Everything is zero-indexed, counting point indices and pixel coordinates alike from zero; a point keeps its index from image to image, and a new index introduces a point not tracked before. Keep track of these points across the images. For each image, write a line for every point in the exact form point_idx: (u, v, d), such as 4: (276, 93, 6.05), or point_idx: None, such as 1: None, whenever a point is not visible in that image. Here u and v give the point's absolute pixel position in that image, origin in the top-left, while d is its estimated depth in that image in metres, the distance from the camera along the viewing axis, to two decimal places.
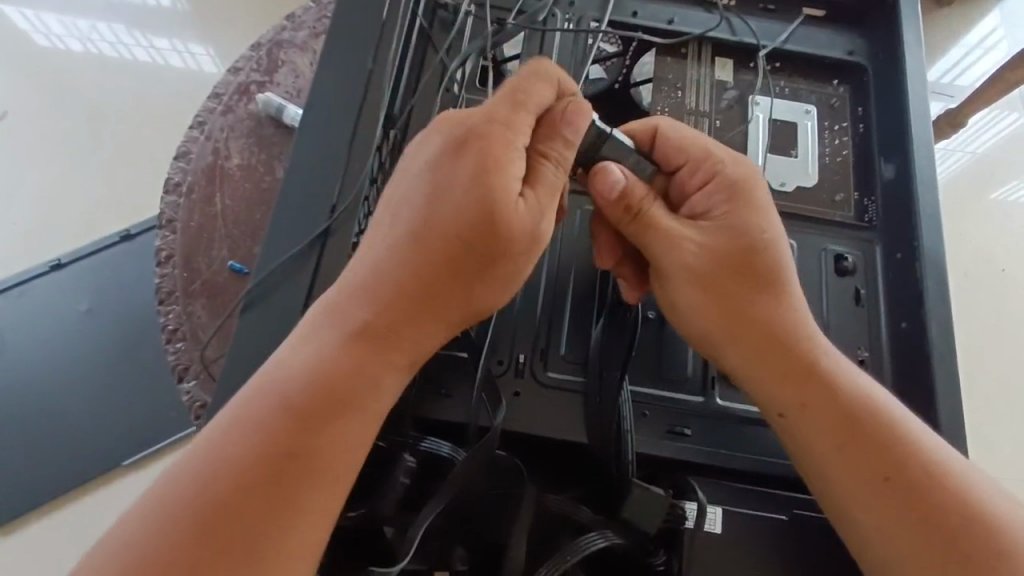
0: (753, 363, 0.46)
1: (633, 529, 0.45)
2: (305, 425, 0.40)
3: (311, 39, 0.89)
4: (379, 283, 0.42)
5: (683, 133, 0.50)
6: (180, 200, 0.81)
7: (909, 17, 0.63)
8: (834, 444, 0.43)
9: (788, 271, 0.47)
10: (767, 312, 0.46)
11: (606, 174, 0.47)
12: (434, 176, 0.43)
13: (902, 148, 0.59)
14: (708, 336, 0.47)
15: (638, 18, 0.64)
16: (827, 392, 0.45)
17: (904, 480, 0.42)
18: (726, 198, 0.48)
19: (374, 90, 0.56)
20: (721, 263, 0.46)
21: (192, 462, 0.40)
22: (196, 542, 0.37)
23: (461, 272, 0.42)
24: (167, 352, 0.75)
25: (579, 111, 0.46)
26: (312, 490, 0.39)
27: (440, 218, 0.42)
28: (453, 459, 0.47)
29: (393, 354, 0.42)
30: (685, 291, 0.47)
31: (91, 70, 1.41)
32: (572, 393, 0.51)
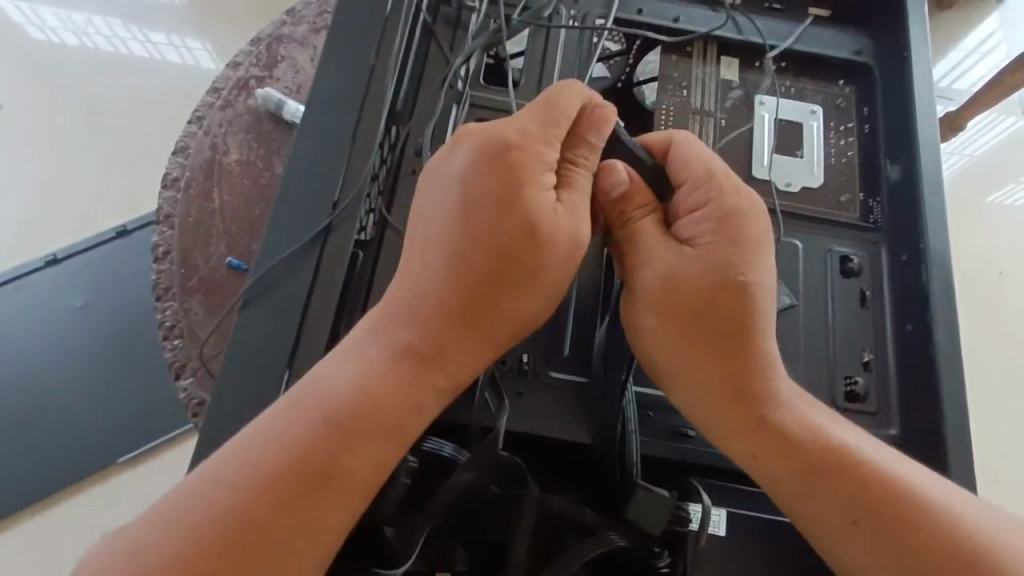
0: (718, 407, 0.45)
1: (638, 531, 0.45)
2: (341, 442, 0.40)
3: (311, 34, 0.89)
4: (423, 302, 0.43)
5: (694, 150, 0.48)
6: (178, 195, 0.80)
7: (916, 17, 0.62)
8: (802, 486, 0.43)
9: (768, 307, 0.45)
10: (739, 355, 0.44)
11: (613, 171, 0.47)
12: (471, 188, 0.43)
13: (908, 149, 0.58)
14: (676, 376, 0.45)
15: (644, 16, 0.63)
16: (791, 434, 0.44)
17: (872, 523, 0.42)
18: (711, 229, 0.46)
19: (377, 85, 0.56)
20: (693, 298, 0.44)
21: (224, 468, 0.40)
22: (226, 552, 0.38)
23: (505, 291, 0.42)
24: (164, 349, 0.74)
25: (604, 117, 0.46)
26: (340, 507, 0.40)
27: (480, 236, 0.42)
28: (455, 459, 0.47)
29: (433, 373, 0.42)
30: (651, 327, 0.45)
31: (87, 64, 1.40)
32: (576, 394, 0.51)
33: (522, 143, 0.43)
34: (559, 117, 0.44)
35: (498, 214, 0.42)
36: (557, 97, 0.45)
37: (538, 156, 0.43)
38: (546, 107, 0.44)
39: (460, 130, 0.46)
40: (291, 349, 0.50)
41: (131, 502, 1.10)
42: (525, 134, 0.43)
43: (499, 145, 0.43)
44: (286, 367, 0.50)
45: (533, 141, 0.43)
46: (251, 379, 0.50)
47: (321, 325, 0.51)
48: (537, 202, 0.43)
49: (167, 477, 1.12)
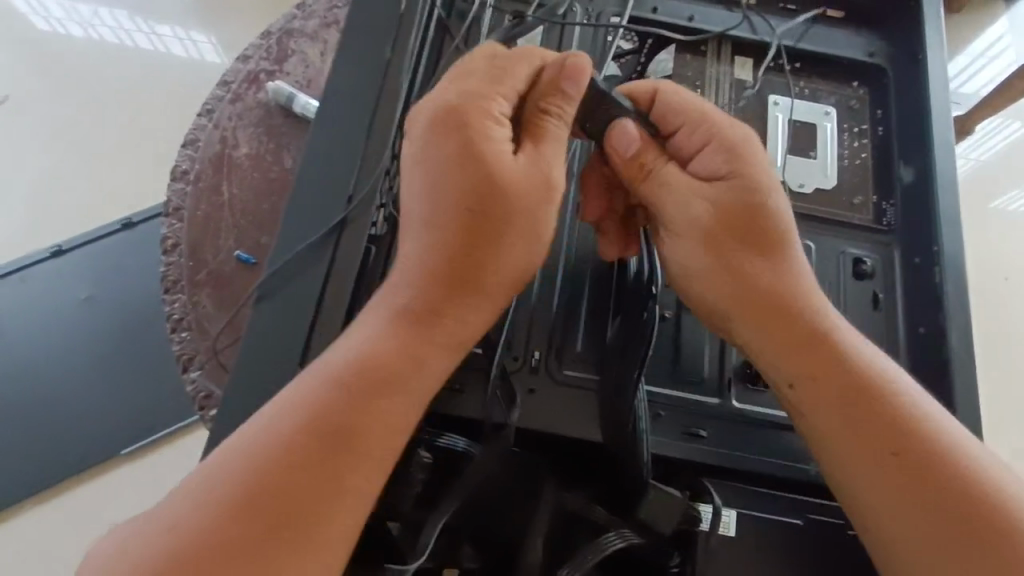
0: (760, 331, 0.45)
1: (651, 531, 0.45)
2: (354, 405, 0.40)
3: (322, 29, 0.88)
4: (412, 268, 0.43)
5: (683, 96, 0.50)
6: (187, 188, 0.80)
7: (932, 20, 0.62)
8: (839, 413, 0.43)
9: (793, 238, 0.47)
10: (772, 278, 0.46)
11: (623, 130, 0.48)
12: (432, 161, 0.44)
13: (922, 152, 0.58)
14: (719, 302, 0.46)
15: (658, 15, 0.63)
16: (836, 363, 0.44)
17: (913, 452, 0.41)
18: (728, 160, 0.48)
19: (391, 80, 0.56)
20: (727, 226, 0.46)
21: (237, 447, 0.39)
22: (244, 528, 0.37)
23: (489, 242, 0.43)
24: (172, 342, 0.74)
25: (578, 65, 0.47)
26: (361, 468, 0.39)
27: (462, 196, 0.43)
28: (469, 453, 0.47)
29: (433, 330, 0.42)
30: (692, 256, 0.47)
31: (95, 55, 1.39)
32: (588, 391, 0.51)
33: (466, 103, 0.45)
34: (506, 77, 0.47)
35: (480, 172, 0.43)
36: (500, 60, 0.47)
37: (484, 110, 0.45)
38: (488, 66, 0.47)
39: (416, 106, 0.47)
40: (304, 343, 0.50)
41: (133, 494, 1.10)
42: (467, 93, 0.45)
43: (448, 107, 0.44)
44: (299, 359, 0.50)
45: (473, 100, 0.45)
46: (263, 373, 0.50)
47: (335, 319, 0.51)
48: (493, 149, 0.44)
49: (170, 469, 1.12)
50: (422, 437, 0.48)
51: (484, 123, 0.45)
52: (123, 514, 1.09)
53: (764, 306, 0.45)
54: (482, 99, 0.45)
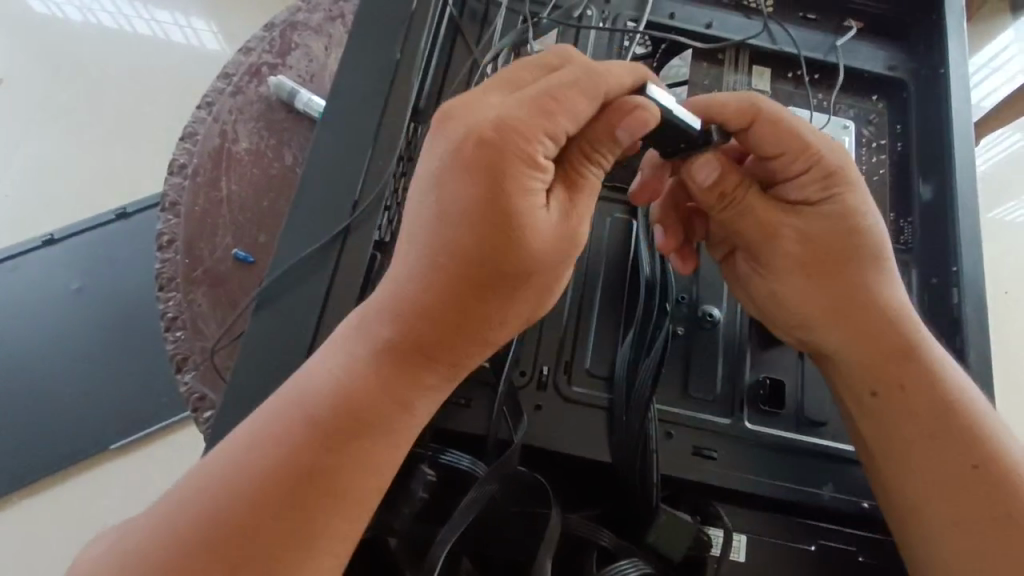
0: (849, 344, 0.46)
1: (659, 556, 0.45)
2: (331, 442, 0.38)
3: (327, 23, 0.86)
4: (404, 307, 0.39)
5: (783, 114, 0.47)
6: (185, 182, 0.78)
7: (955, 32, 0.61)
8: (924, 428, 0.44)
9: (886, 259, 0.48)
10: (865, 301, 0.46)
11: (705, 163, 0.46)
12: (434, 191, 0.39)
13: (941, 169, 0.57)
14: (807, 316, 0.47)
15: (676, 20, 0.62)
16: (923, 380, 0.45)
17: (991, 468, 0.43)
18: (824, 185, 0.47)
19: (402, 81, 0.54)
20: (820, 250, 0.47)
21: (211, 469, 0.39)
22: (208, 561, 0.36)
23: (500, 297, 0.40)
24: (165, 341, 0.71)
25: (644, 124, 0.42)
26: (336, 508, 0.38)
27: (463, 246, 0.38)
28: (473, 473, 0.45)
29: (428, 372, 0.40)
30: (784, 275, 0.48)
31: (92, 41, 1.36)
32: (597, 409, 0.49)
33: (507, 138, 0.38)
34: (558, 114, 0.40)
35: (494, 217, 0.38)
36: (562, 93, 0.40)
37: (524, 152, 0.39)
38: (544, 100, 0.40)
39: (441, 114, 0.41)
40: (305, 352, 0.48)
41: (123, 491, 1.08)
42: (511, 128, 0.38)
43: (479, 142, 0.38)
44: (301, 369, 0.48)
45: (516, 136, 0.38)
46: (262, 383, 0.48)
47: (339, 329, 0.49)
48: (525, 204, 0.39)
49: (160, 467, 1.10)
50: (425, 454, 0.46)
51: (522, 167, 0.39)
52: (112, 511, 1.07)
53: (856, 321, 0.46)
54: (525, 141, 0.39)
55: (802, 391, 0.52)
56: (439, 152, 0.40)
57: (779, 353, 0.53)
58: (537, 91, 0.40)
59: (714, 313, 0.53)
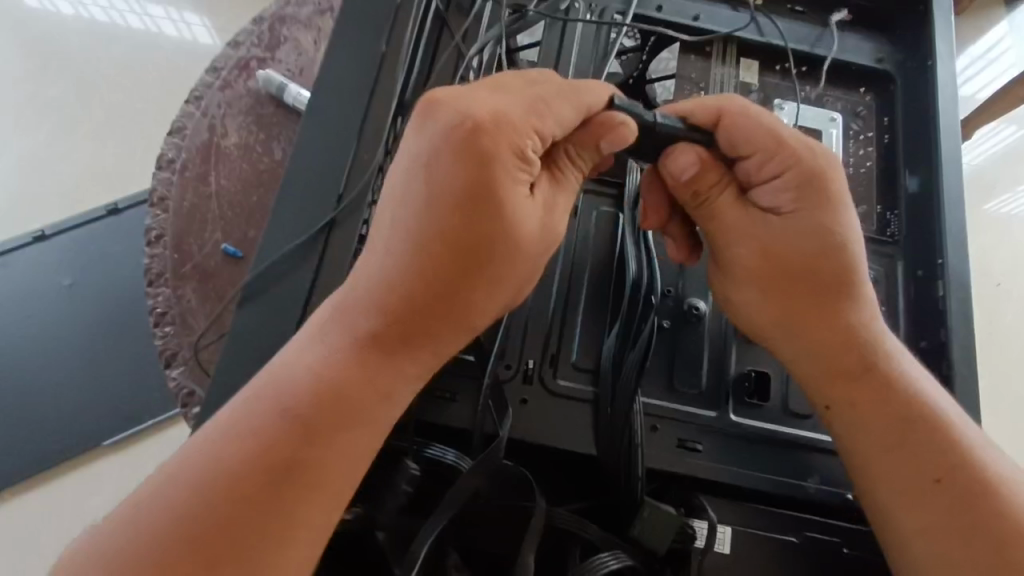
0: (806, 357, 0.47)
1: (644, 549, 0.45)
2: (308, 433, 0.38)
3: (316, 16, 0.86)
4: (387, 295, 0.39)
5: (754, 115, 0.46)
6: (173, 177, 0.78)
7: (942, 26, 0.61)
8: (881, 440, 0.44)
9: (857, 271, 0.46)
10: (827, 315, 0.46)
11: (682, 152, 0.46)
12: (416, 180, 0.40)
13: (928, 162, 0.57)
14: (765, 328, 0.48)
15: (663, 13, 0.61)
16: (881, 393, 0.45)
17: (955, 482, 0.42)
18: (797, 195, 0.46)
19: (387, 75, 0.54)
20: (783, 262, 0.46)
21: (191, 458, 0.38)
22: (184, 551, 0.35)
23: (478, 288, 0.40)
24: (154, 336, 0.71)
25: (624, 136, 0.44)
26: (309, 499, 0.37)
27: (449, 235, 0.39)
28: (458, 467, 0.46)
29: (405, 361, 0.40)
30: (743, 285, 0.48)
31: (82, 35, 1.35)
32: (581, 402, 0.49)
33: (498, 128, 0.39)
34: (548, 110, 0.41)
35: (478, 208, 0.39)
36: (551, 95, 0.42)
37: (514, 144, 0.40)
38: (534, 100, 0.41)
39: (428, 97, 0.41)
40: None
41: (116, 487, 1.08)
42: (501, 120, 0.39)
43: (471, 129, 0.39)
44: None
45: (508, 125, 0.40)
46: (246, 378, 0.48)
47: None
48: (510, 193, 0.39)
49: (153, 463, 1.09)
50: (410, 447, 0.47)
51: (509, 157, 0.39)
52: (104, 508, 1.07)
53: (813, 334, 0.46)
54: (516, 132, 0.40)
55: (788, 384, 0.52)
56: (427, 138, 0.40)
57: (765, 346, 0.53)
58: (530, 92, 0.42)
59: (699, 307, 0.53)
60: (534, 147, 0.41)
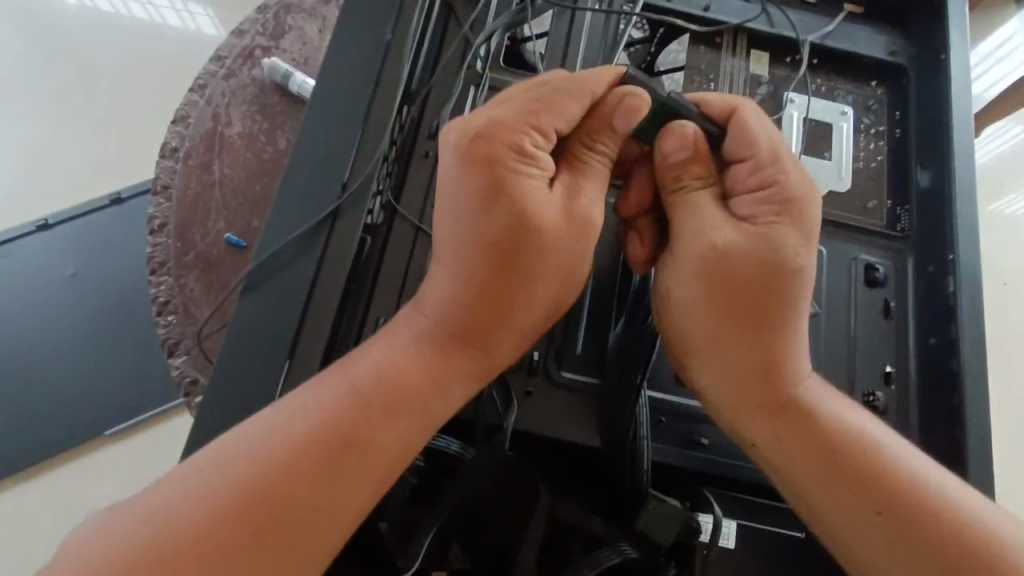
0: (739, 379, 0.45)
1: (646, 542, 0.44)
2: (371, 415, 0.40)
3: (322, 5, 0.85)
4: (444, 298, 0.42)
5: (762, 127, 0.45)
6: (176, 166, 0.77)
7: (958, 18, 0.60)
8: (814, 469, 0.43)
9: (803, 290, 0.44)
10: (767, 334, 0.44)
11: (676, 133, 0.45)
12: (455, 177, 0.41)
13: (940, 155, 0.56)
14: (701, 346, 0.45)
15: (673, 3, 0.60)
16: (810, 421, 0.44)
17: (897, 514, 0.40)
18: (773, 209, 0.44)
19: (393, 62, 0.53)
20: (729, 275, 0.44)
21: (257, 428, 0.39)
22: (242, 520, 0.36)
23: (524, 283, 0.41)
24: (157, 325, 0.71)
25: (636, 107, 0.43)
26: (359, 484, 0.39)
27: (490, 236, 0.40)
28: (462, 457, 0.46)
29: (457, 359, 0.42)
30: (684, 290, 0.45)
31: (85, 25, 1.35)
32: (585, 394, 0.49)
33: (493, 132, 0.40)
34: (543, 112, 0.42)
35: (515, 210, 0.40)
36: (550, 95, 0.42)
37: (513, 144, 0.41)
38: (529, 101, 0.42)
39: (450, 122, 0.43)
40: (293, 339, 0.48)
41: (117, 477, 1.08)
42: (496, 123, 0.41)
43: (478, 140, 0.40)
44: (289, 352, 0.48)
45: (505, 128, 0.41)
46: (249, 368, 0.48)
47: (326, 312, 0.48)
48: (519, 190, 0.41)
49: (154, 453, 1.10)
50: None
51: (512, 160, 0.41)
52: (105, 496, 1.07)
53: (749, 355, 0.44)
54: (512, 133, 0.41)
55: None
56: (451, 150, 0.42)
57: None
58: (526, 96, 0.42)
59: None
60: (541, 143, 0.42)
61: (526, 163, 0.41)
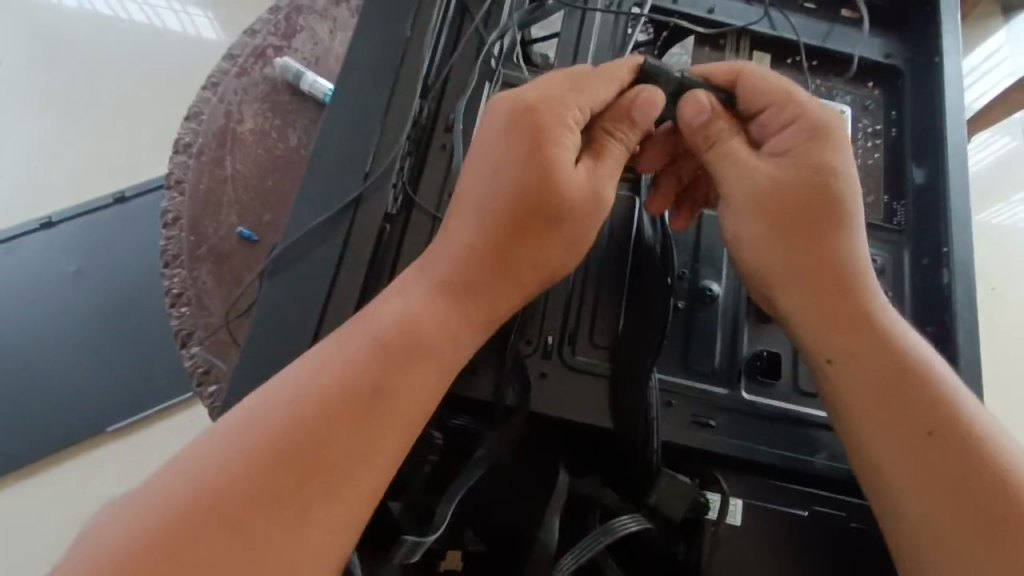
0: (804, 298, 0.46)
1: (657, 517, 0.46)
2: (390, 364, 0.41)
3: (333, 7, 0.87)
4: (464, 255, 0.44)
5: (772, 77, 0.50)
6: (190, 161, 0.79)
7: (949, 25, 0.63)
8: (874, 384, 0.44)
9: (852, 220, 0.47)
10: (825, 254, 0.46)
11: (693, 101, 0.49)
12: (492, 143, 0.45)
13: (934, 153, 0.59)
14: (768, 269, 0.48)
15: (679, 5, 0.63)
16: (875, 342, 0.45)
17: (948, 436, 0.41)
18: (807, 142, 0.47)
19: (412, 59, 0.55)
20: (787, 201, 0.47)
21: (280, 387, 0.40)
22: (275, 474, 0.37)
23: (540, 237, 0.45)
24: (170, 317, 0.72)
25: (652, 101, 0.48)
26: (386, 436, 0.40)
27: (514, 195, 0.44)
28: (479, 432, 0.49)
29: (472, 309, 0.44)
30: (746, 221, 0.48)
31: (90, 27, 1.36)
32: (598, 376, 0.50)
33: (543, 104, 0.45)
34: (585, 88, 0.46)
35: (538, 171, 0.44)
36: (589, 77, 0.47)
37: (557, 116, 0.45)
38: (572, 79, 0.47)
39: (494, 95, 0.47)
40: (316, 322, 0.50)
41: (119, 473, 1.09)
42: (545, 100, 0.45)
43: (522, 109, 0.45)
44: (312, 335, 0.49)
45: (550, 102, 0.45)
46: (273, 350, 0.49)
47: (348, 298, 0.50)
48: (553, 157, 0.44)
49: (157, 449, 1.10)
50: (439, 415, 0.50)
51: (551, 132, 0.45)
52: (110, 491, 1.07)
53: (811, 278, 0.46)
54: (557, 107, 0.45)
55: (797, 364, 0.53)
56: (485, 125, 0.46)
57: (773, 328, 0.54)
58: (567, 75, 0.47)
59: (713, 288, 0.54)
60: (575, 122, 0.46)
61: (563, 134, 0.45)
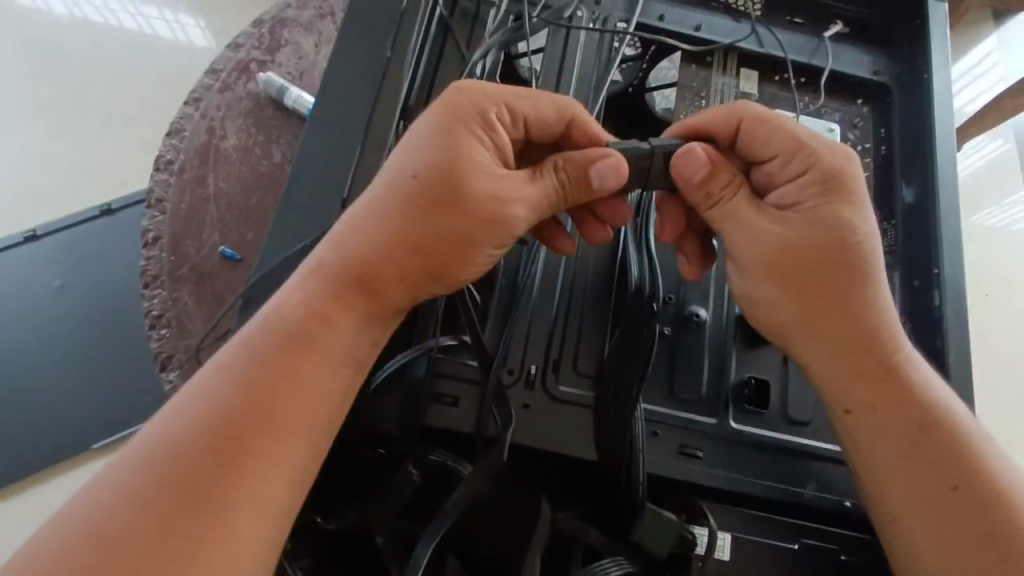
0: (829, 357, 0.45)
1: (642, 555, 0.45)
2: (284, 368, 0.40)
3: (317, 20, 0.85)
4: (364, 242, 0.42)
5: (774, 117, 0.47)
6: (171, 179, 0.77)
7: (937, 41, 0.62)
8: (899, 441, 0.43)
9: (876, 274, 0.45)
10: (851, 313, 0.44)
11: (690, 156, 0.45)
12: (417, 126, 0.44)
13: (923, 172, 0.58)
14: (791, 329, 0.46)
15: (665, 22, 0.62)
16: (902, 394, 0.44)
17: (971, 492, 0.41)
18: (819, 191, 0.45)
19: (392, 81, 0.54)
20: (806, 261, 0.44)
21: (186, 404, 0.40)
22: (169, 485, 0.37)
23: (435, 227, 0.42)
24: (150, 339, 0.71)
25: (611, 164, 0.45)
26: (284, 443, 0.39)
27: (421, 178, 0.42)
28: (459, 471, 0.46)
29: (362, 300, 0.43)
30: (763, 284, 0.46)
31: (77, 36, 1.35)
32: (582, 407, 0.49)
33: (467, 96, 0.44)
34: (517, 92, 0.46)
35: (445, 154, 0.42)
36: (529, 91, 0.47)
37: (481, 112, 0.44)
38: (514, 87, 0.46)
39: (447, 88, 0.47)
40: None
41: None
42: (479, 89, 0.45)
43: (451, 97, 0.44)
44: None
45: (479, 94, 0.44)
46: None
47: None
48: (462, 140, 0.43)
49: None
50: (416, 450, 0.47)
51: (476, 125, 0.43)
52: None
53: (836, 337, 0.44)
54: (486, 102, 0.44)
55: (787, 392, 0.52)
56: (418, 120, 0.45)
57: (761, 354, 0.53)
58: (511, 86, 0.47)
59: (700, 313, 0.53)
60: (501, 131, 0.45)
61: (483, 129, 0.44)
